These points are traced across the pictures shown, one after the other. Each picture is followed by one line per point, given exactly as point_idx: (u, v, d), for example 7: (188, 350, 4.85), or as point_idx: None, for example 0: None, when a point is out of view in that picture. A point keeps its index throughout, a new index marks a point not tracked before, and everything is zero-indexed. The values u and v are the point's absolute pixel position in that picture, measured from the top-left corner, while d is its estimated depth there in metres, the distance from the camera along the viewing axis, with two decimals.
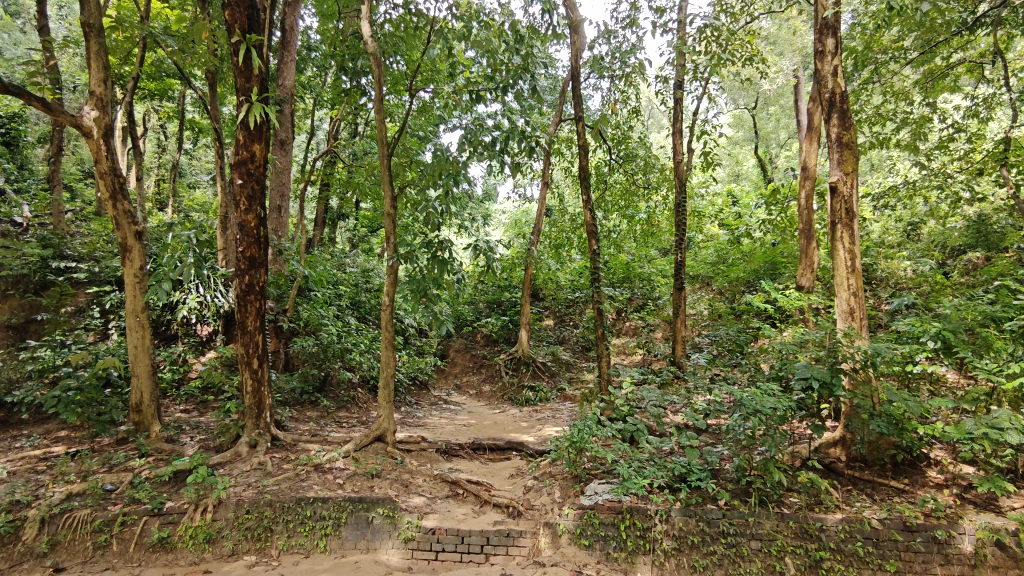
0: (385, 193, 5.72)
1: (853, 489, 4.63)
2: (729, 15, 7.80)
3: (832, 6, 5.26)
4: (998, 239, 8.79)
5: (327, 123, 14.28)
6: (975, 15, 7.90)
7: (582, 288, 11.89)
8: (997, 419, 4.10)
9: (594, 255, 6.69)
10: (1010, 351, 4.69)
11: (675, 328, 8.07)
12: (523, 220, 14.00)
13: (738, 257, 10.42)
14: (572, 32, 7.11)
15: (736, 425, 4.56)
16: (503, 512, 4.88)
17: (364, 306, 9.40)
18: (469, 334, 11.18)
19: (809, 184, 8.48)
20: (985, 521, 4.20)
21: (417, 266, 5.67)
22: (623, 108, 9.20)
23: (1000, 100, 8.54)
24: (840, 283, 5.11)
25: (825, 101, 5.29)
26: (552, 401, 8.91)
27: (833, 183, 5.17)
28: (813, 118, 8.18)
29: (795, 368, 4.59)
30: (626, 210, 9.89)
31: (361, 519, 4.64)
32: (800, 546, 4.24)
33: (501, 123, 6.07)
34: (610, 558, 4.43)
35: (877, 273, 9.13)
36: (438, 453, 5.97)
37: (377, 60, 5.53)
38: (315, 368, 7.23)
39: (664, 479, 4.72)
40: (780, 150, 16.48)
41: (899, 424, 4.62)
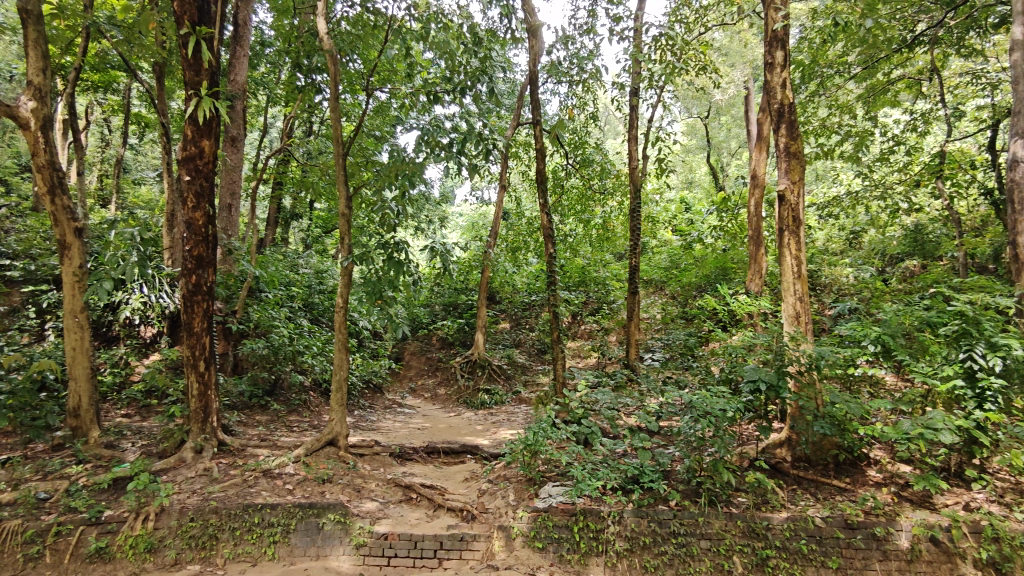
0: (340, 193, 5.63)
1: (798, 489, 4.77)
2: (683, 25, 7.97)
3: (782, 19, 5.40)
4: (932, 248, 9.23)
5: (280, 121, 14.00)
6: (914, 34, 8.34)
7: (539, 291, 11.89)
8: (932, 420, 4.29)
9: (550, 258, 6.71)
10: (944, 355, 4.89)
11: (629, 331, 8.19)
12: (479, 223, 13.95)
13: (691, 262, 10.63)
14: (530, 36, 7.15)
15: (687, 427, 4.63)
16: (456, 516, 4.85)
17: (316, 308, 9.20)
18: (425, 337, 11.10)
19: (758, 192, 8.71)
20: (921, 518, 4.36)
21: (373, 267, 5.59)
22: (580, 113, 9.26)
23: (936, 116, 8.96)
24: (788, 289, 5.26)
25: (774, 111, 5.42)
26: (507, 404, 8.91)
27: (781, 191, 5.32)
28: (762, 128, 8.42)
29: (744, 371, 4.70)
30: (583, 215, 10.00)
31: (312, 525, 4.56)
32: (748, 545, 4.36)
33: (458, 125, 6.04)
34: (563, 560, 4.47)
35: (821, 279, 9.45)
36: (391, 457, 5.89)
37: (332, 58, 5.44)
38: (265, 371, 7.06)
39: (617, 481, 4.77)
40: (732, 159, 16.87)
41: (842, 425, 4.78)
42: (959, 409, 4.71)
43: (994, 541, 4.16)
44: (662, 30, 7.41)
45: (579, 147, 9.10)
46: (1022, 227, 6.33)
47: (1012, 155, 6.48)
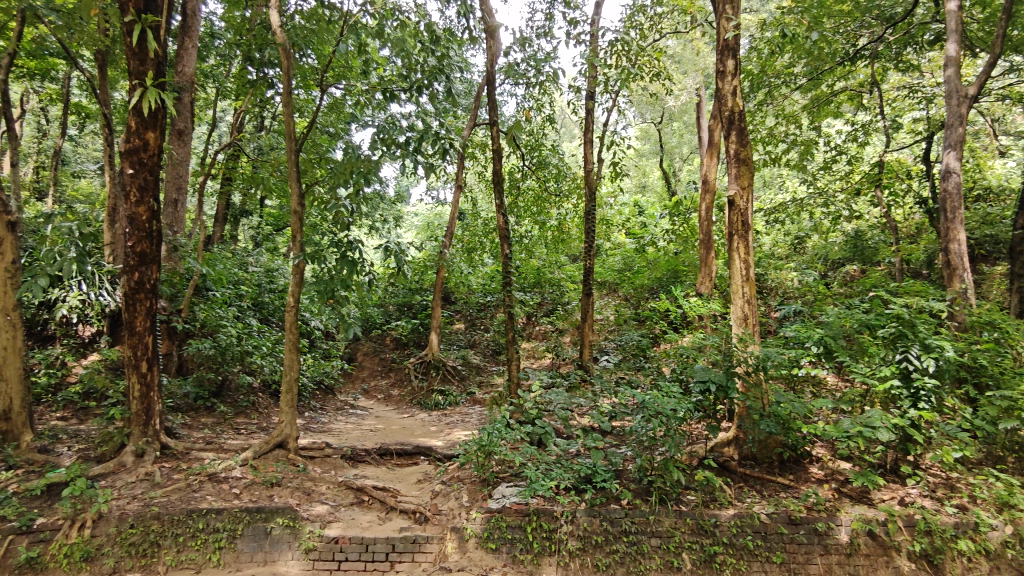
0: (292, 189, 5.55)
1: (745, 486, 4.90)
2: (638, 31, 8.12)
3: (732, 28, 5.54)
4: (871, 254, 9.61)
5: (230, 115, 13.63)
6: (856, 48, 8.73)
7: (494, 292, 11.88)
8: (870, 418, 4.47)
9: (506, 259, 6.72)
10: (881, 356, 5.10)
11: (583, 331, 8.27)
12: (435, 223, 13.85)
13: (644, 264, 10.78)
14: (488, 37, 7.15)
15: (639, 427, 4.70)
16: (409, 518, 4.81)
17: (266, 307, 8.97)
18: (378, 337, 10.94)
19: (709, 197, 8.90)
20: (860, 513, 4.52)
21: (325, 267, 5.50)
22: (536, 115, 9.29)
23: (876, 127, 9.35)
24: (736, 291, 5.40)
25: (725, 118, 5.54)
26: (462, 405, 8.87)
27: (731, 197, 5.46)
28: (714, 134, 8.63)
29: (694, 372, 4.81)
30: (539, 216, 10.08)
31: (259, 530, 4.46)
32: (696, 542, 4.46)
33: (414, 124, 6.00)
34: (516, 560, 4.48)
35: (767, 282, 9.74)
36: (343, 459, 5.81)
37: (285, 51, 5.35)
38: (211, 372, 6.86)
39: (571, 481, 4.80)
40: (684, 164, 17.26)
41: (786, 424, 4.92)
42: (895, 408, 4.91)
43: (926, 534, 4.36)
44: (618, 36, 7.55)
45: (535, 149, 9.13)
46: (953, 235, 6.66)
47: (945, 166, 6.83)
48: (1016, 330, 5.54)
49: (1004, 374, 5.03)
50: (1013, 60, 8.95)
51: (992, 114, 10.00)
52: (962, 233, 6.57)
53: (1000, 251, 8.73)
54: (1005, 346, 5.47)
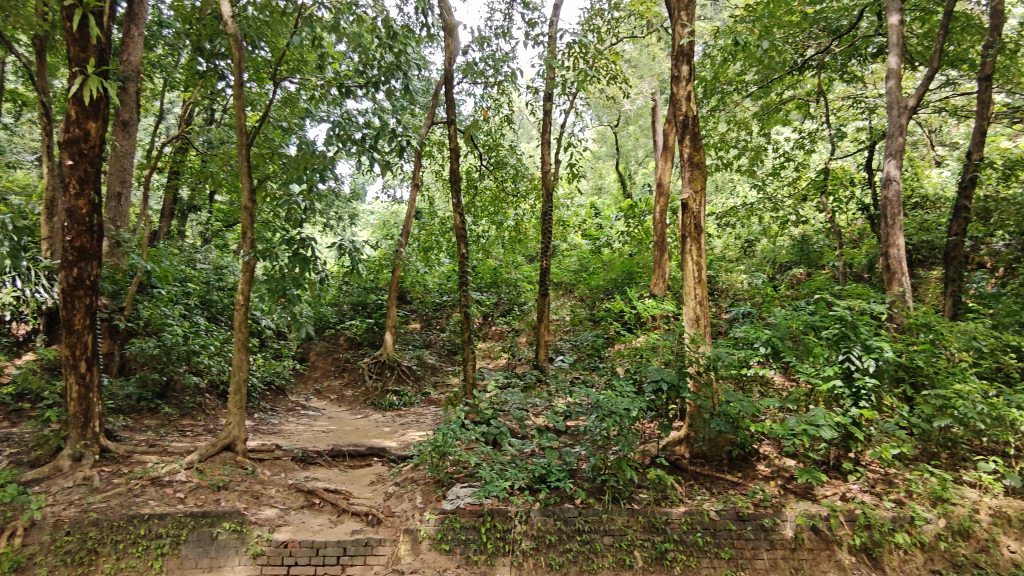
0: (244, 185, 5.43)
1: (695, 484, 5.00)
2: (596, 35, 8.20)
3: (688, 35, 5.61)
4: (816, 257, 9.94)
5: (179, 106, 13.20)
6: (804, 58, 9.04)
7: (450, 292, 11.87)
8: (814, 416, 4.62)
9: (462, 258, 6.69)
10: (825, 356, 5.28)
11: (539, 332, 8.31)
12: (390, 222, 13.70)
13: (600, 266, 10.89)
14: (446, 35, 7.11)
15: (593, 426, 4.74)
16: (361, 520, 4.74)
17: (215, 305, 8.70)
18: (332, 337, 10.74)
19: (663, 200, 9.05)
20: (804, 509, 4.66)
21: (277, 264, 5.38)
22: (494, 115, 9.26)
23: (821, 135, 9.67)
24: (688, 293, 5.51)
25: (679, 122, 5.62)
26: (416, 405, 8.80)
27: (684, 200, 5.56)
28: (668, 138, 8.76)
29: (647, 372, 4.88)
30: (496, 216, 10.09)
31: (204, 535, 4.33)
32: (648, 539, 4.53)
33: (371, 121, 5.91)
34: (470, 561, 4.47)
35: (718, 284, 9.97)
36: (293, 461, 5.69)
37: (236, 42, 5.38)
38: (155, 372, 6.62)
39: (525, 481, 4.80)
40: (639, 167, 17.52)
41: (735, 423, 5.04)
42: (837, 407, 5.09)
43: (865, 528, 4.52)
44: (576, 38, 7.63)
45: (493, 149, 9.11)
46: (893, 240, 6.95)
47: (886, 174, 7.11)
48: (949, 332, 5.81)
49: (938, 374, 5.27)
50: (949, 75, 9.41)
51: (929, 125, 10.49)
52: (901, 239, 6.85)
53: (936, 257, 9.13)
54: (939, 347, 5.73)
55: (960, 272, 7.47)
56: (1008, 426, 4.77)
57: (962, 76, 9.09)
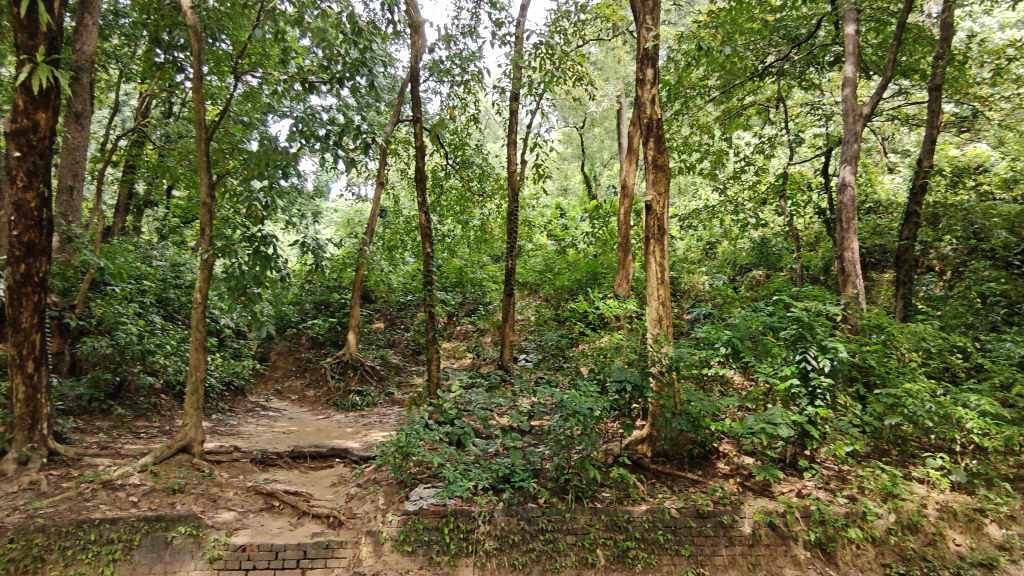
0: (202, 180, 5.31)
1: (657, 482, 5.07)
2: (563, 36, 8.24)
3: (652, 39, 5.67)
4: (774, 260, 10.18)
5: (135, 98, 12.81)
6: (764, 65, 9.23)
7: (415, 291, 11.82)
8: (772, 415, 4.73)
9: (427, 257, 6.65)
10: (783, 356, 5.41)
11: (504, 332, 8.32)
12: (354, 220, 13.54)
13: (565, 266, 10.96)
14: (412, 32, 7.05)
15: (557, 426, 4.76)
16: (322, 522, 4.68)
17: (171, 304, 8.47)
18: (293, 336, 10.55)
19: (628, 202, 9.14)
20: (761, 505, 4.76)
21: (237, 262, 5.26)
22: (460, 114, 9.21)
23: (780, 140, 9.89)
24: (651, 294, 5.58)
25: (643, 125, 5.68)
26: (379, 406, 8.71)
27: (648, 202, 5.62)
28: (633, 141, 8.84)
29: (610, 371, 4.94)
30: (461, 216, 10.06)
31: (158, 540, 4.24)
32: (610, 538, 4.58)
33: (335, 118, 5.81)
34: (433, 563, 4.45)
35: (681, 285, 10.11)
36: (252, 463, 5.58)
37: (195, 34, 5.26)
38: (107, 372, 6.42)
39: (489, 481, 4.78)
40: (604, 169, 17.67)
41: (696, 422, 5.12)
42: (794, 406, 5.23)
43: (820, 524, 4.64)
44: (542, 39, 7.66)
45: (458, 148, 9.08)
46: (847, 243, 7.16)
47: (841, 179, 7.31)
48: (900, 333, 6.02)
49: (889, 373, 5.46)
50: (901, 85, 9.75)
51: (882, 133, 10.84)
52: (855, 242, 7.06)
53: (887, 260, 9.45)
54: (891, 348, 5.93)
55: (911, 275, 7.70)
56: (954, 424, 4.96)
57: (913, 86, 9.42)
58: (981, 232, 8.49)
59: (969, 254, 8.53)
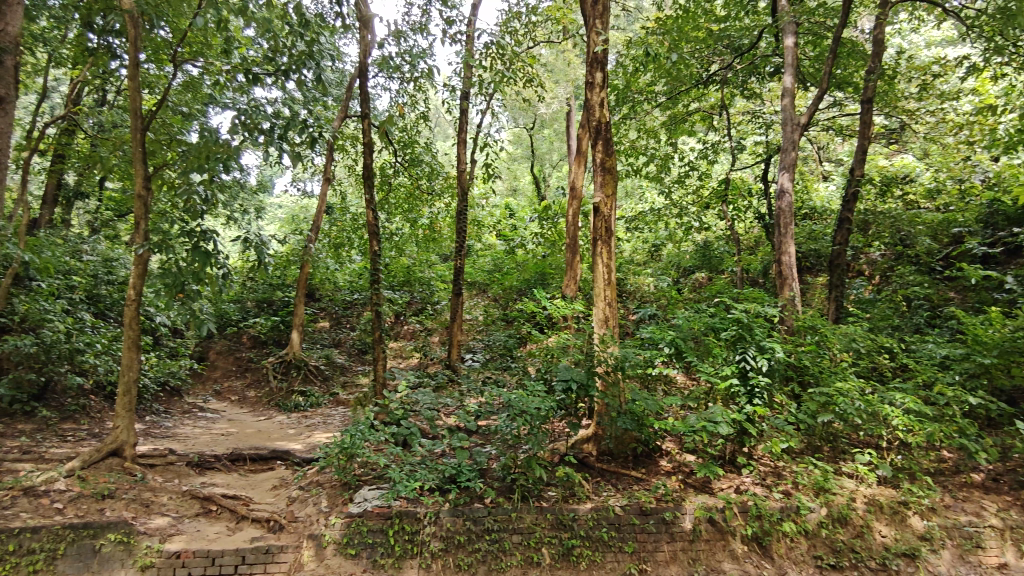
0: (138, 171, 5.11)
1: (602, 481, 5.15)
2: (513, 37, 8.25)
3: (601, 43, 5.73)
4: (716, 262, 10.47)
5: (64, 84, 12.17)
6: (709, 73, 9.52)
7: (361, 290, 11.65)
8: (713, 414, 4.87)
9: (374, 256, 6.55)
10: (724, 356, 5.57)
11: (452, 331, 8.28)
12: (299, 216, 13.23)
13: (513, 266, 10.99)
14: (361, 27, 6.94)
15: (504, 426, 4.78)
16: (262, 527, 4.56)
17: (103, 301, 8.09)
18: (233, 335, 10.21)
19: (576, 204, 9.24)
20: (702, 502, 4.89)
21: (175, 258, 5.05)
22: (410, 111, 9.10)
23: (723, 146, 10.18)
24: (598, 294, 5.66)
25: (592, 127, 5.73)
26: (323, 406, 8.54)
27: (596, 204, 5.69)
28: (582, 143, 8.94)
29: (557, 371, 4.98)
30: (410, 214, 9.97)
31: (86, 548, 4.08)
32: (555, 536, 4.61)
33: (280, 111, 5.64)
34: (376, 565, 4.38)
35: (626, 286, 10.29)
36: (189, 467, 5.39)
37: (132, 20, 5.05)
38: (31, 372, 6.08)
39: (435, 481, 4.75)
40: (553, 170, 17.81)
41: (640, 420, 5.22)
42: (733, 404, 5.41)
43: (757, 519, 4.80)
44: (493, 39, 7.67)
45: (408, 145, 8.98)
46: (784, 248, 7.42)
47: (780, 186, 7.57)
48: (832, 334, 6.29)
49: (822, 373, 5.70)
50: (835, 96, 10.18)
51: (818, 142, 11.31)
52: (792, 247, 7.32)
53: (821, 264, 9.87)
54: (824, 348, 6.19)
55: (843, 279, 8.04)
56: (881, 422, 5.19)
57: (846, 98, 9.85)
58: (907, 238, 8.98)
59: (895, 260, 8.99)
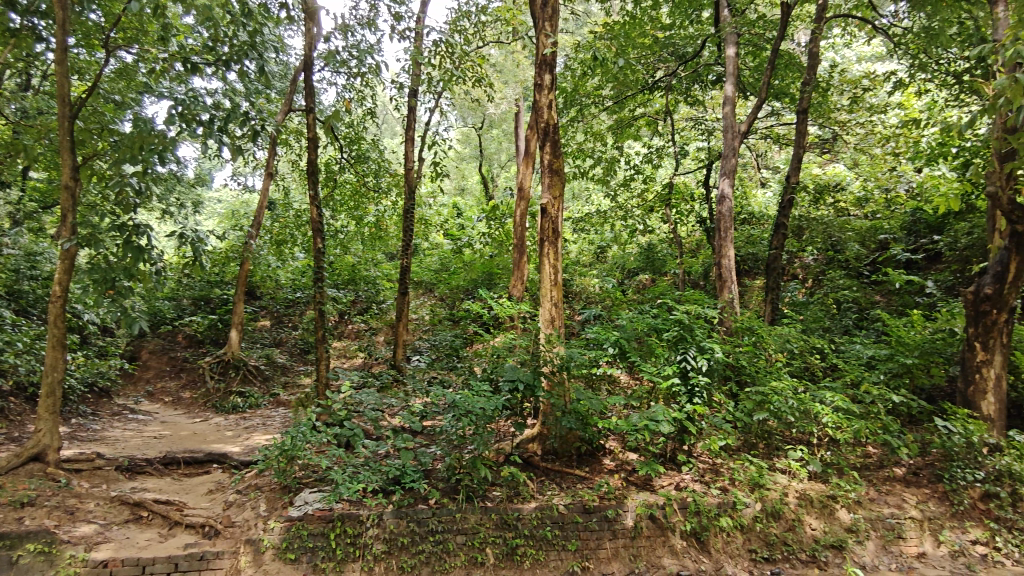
0: (65, 161, 4.87)
1: (546, 480, 5.19)
2: (462, 36, 8.22)
3: (550, 45, 5.75)
4: (659, 265, 10.70)
5: None
6: (654, 79, 9.72)
7: (304, 288, 11.37)
8: (654, 413, 4.99)
9: (318, 254, 6.41)
10: (666, 356, 5.70)
11: (397, 331, 8.18)
12: (240, 212, 12.83)
13: (460, 266, 10.95)
14: (307, 19, 6.78)
15: (449, 426, 4.76)
16: (196, 533, 4.40)
17: (25, 297, 7.66)
18: (167, 335, 9.80)
19: (524, 204, 9.28)
20: (643, 499, 4.99)
21: (104, 253, 4.83)
22: (357, 107, 8.94)
23: (667, 151, 10.41)
24: (545, 295, 5.70)
25: (540, 129, 5.75)
26: (263, 408, 8.32)
27: (543, 205, 5.71)
28: (530, 144, 8.98)
29: (503, 371, 4.99)
30: (355, 212, 9.80)
31: (2, 559, 3.89)
32: (499, 536, 4.62)
33: (220, 103, 5.46)
34: (317, 569, 4.28)
35: (572, 287, 10.40)
36: (118, 471, 5.17)
37: (60, 3, 4.80)
38: None
39: (379, 483, 4.67)
40: (501, 171, 17.85)
41: (584, 420, 5.29)
42: (674, 403, 5.55)
43: (695, 514, 4.93)
44: (442, 37, 7.62)
45: (354, 142, 8.83)
46: (724, 251, 7.64)
47: (720, 191, 7.79)
48: (768, 335, 6.54)
49: (758, 373, 5.92)
50: (774, 106, 10.56)
51: (756, 150, 11.71)
52: (731, 250, 7.55)
53: (758, 268, 10.24)
54: (760, 349, 6.43)
55: (778, 282, 8.33)
56: (812, 419, 5.41)
57: (784, 108, 10.22)
58: (837, 244, 9.41)
59: (827, 264, 9.44)
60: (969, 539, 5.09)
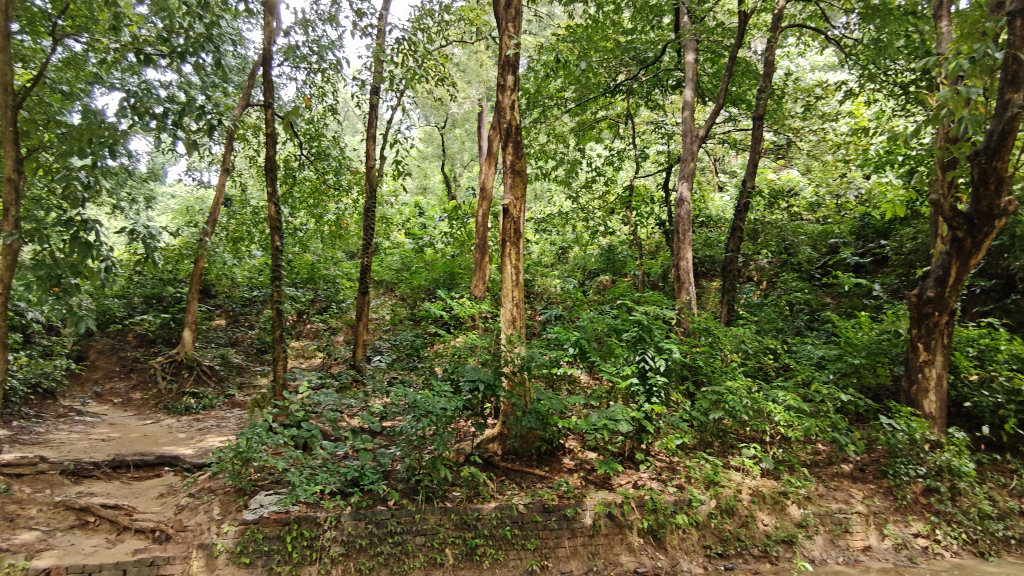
0: (7, 153, 4.65)
1: (506, 479, 5.20)
2: (426, 34, 8.14)
3: (513, 46, 5.73)
4: (620, 266, 10.84)
5: None
6: (615, 82, 9.83)
7: (261, 286, 11.15)
8: (613, 413, 5.04)
9: (276, 251, 6.28)
10: (625, 357, 5.78)
11: (357, 330, 8.07)
12: (195, 208, 12.50)
13: (421, 265, 10.88)
14: (266, 13, 6.63)
15: (409, 427, 4.72)
16: (146, 538, 4.26)
17: None
18: (117, 334, 9.48)
19: (486, 205, 9.27)
20: (602, 497, 5.04)
21: (49, 249, 4.64)
22: (317, 103, 8.79)
23: (627, 154, 10.54)
24: (506, 295, 5.71)
25: (503, 129, 5.73)
26: (217, 409, 8.12)
27: (505, 206, 5.71)
28: (493, 144, 8.98)
29: (463, 371, 4.97)
30: (314, 209, 9.63)
31: None
32: (459, 536, 4.61)
33: (175, 96, 5.30)
34: (272, 573, 4.20)
35: (534, 287, 10.44)
36: (63, 476, 4.98)
37: None
38: None
39: (337, 485, 4.60)
40: (464, 170, 17.80)
41: (544, 419, 5.32)
42: (633, 403, 5.62)
43: (652, 512, 5.00)
44: (405, 35, 7.56)
45: (314, 138, 8.70)
46: (682, 253, 7.77)
47: (679, 195, 7.91)
48: (724, 335, 6.69)
49: (714, 373, 6.05)
50: (731, 112, 10.78)
51: (714, 154, 11.93)
52: (689, 253, 7.69)
53: (715, 270, 10.49)
54: (717, 349, 6.59)
55: (734, 284, 8.51)
56: (765, 417, 5.55)
57: (741, 114, 10.45)
58: (791, 248, 9.69)
59: (781, 267, 9.75)
60: (912, 532, 5.31)
